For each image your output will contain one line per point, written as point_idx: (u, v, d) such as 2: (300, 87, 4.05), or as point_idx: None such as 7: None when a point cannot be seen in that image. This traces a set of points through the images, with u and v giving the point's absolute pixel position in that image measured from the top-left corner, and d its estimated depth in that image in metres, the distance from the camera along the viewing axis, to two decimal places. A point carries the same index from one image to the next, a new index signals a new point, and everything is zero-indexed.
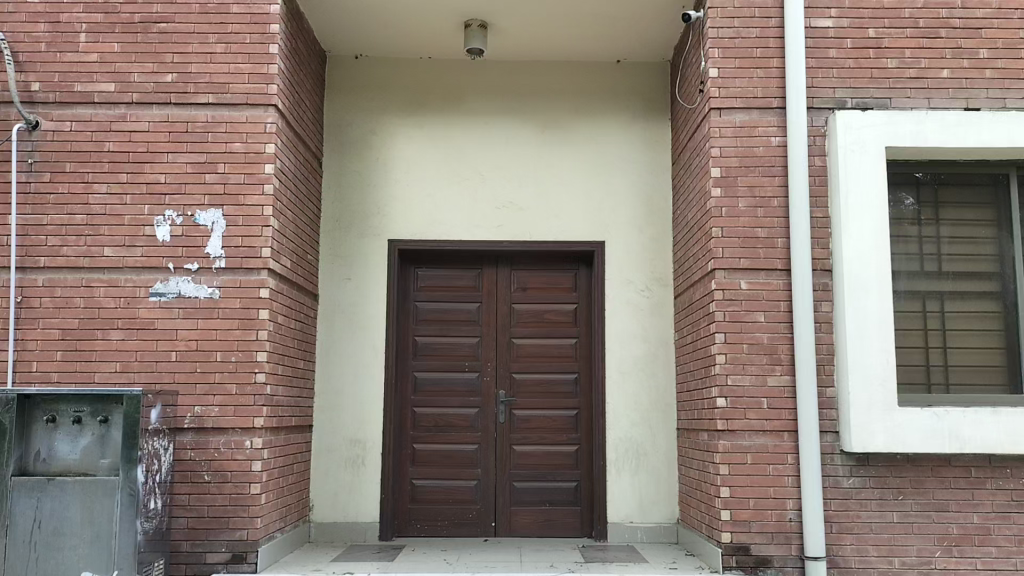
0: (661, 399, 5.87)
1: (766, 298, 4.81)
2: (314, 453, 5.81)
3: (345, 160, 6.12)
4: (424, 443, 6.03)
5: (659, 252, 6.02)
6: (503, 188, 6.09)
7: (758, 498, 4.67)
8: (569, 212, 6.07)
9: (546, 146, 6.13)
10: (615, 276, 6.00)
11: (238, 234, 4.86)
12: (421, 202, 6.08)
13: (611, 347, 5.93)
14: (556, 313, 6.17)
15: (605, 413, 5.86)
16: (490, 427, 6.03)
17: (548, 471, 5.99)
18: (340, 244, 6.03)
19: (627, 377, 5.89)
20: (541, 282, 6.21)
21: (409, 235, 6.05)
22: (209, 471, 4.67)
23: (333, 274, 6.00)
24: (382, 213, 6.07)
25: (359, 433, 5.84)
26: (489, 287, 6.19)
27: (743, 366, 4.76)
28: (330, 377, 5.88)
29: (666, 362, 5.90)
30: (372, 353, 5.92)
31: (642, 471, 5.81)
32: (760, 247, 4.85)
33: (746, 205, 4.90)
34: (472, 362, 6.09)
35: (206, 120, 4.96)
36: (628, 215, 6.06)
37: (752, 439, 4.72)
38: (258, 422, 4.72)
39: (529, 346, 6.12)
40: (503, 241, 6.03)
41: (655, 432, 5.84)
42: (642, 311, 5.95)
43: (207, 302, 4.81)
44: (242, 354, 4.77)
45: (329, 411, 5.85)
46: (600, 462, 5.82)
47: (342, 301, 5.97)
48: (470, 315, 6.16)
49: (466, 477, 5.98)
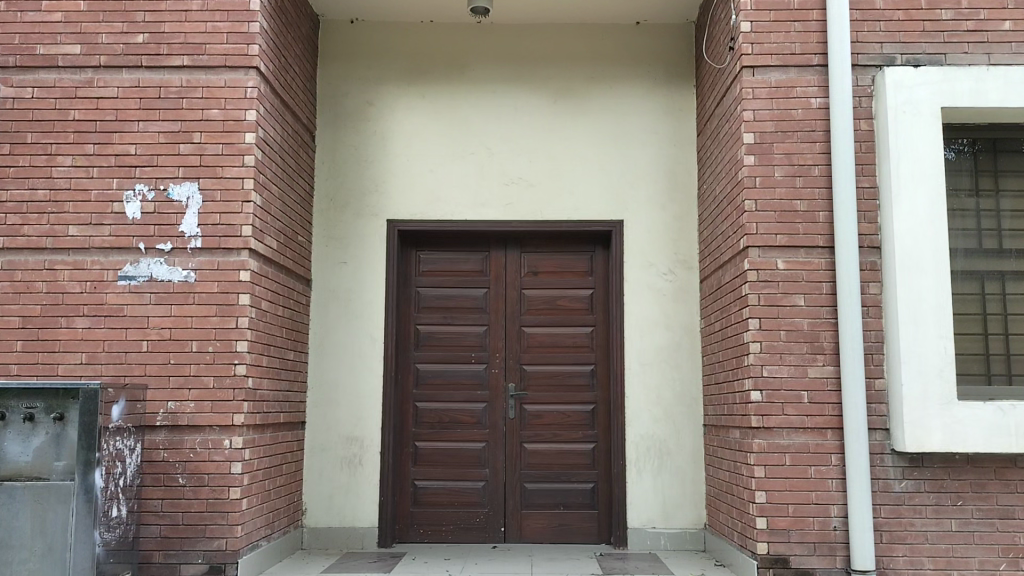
0: (686, 393, 5.34)
1: (807, 279, 4.28)
2: (307, 451, 5.34)
3: (339, 134, 5.63)
4: (426, 442, 5.53)
5: (683, 232, 5.49)
6: (512, 162, 5.57)
7: (798, 504, 4.15)
8: (584, 187, 5.55)
9: (559, 116, 5.61)
10: (634, 257, 5.47)
11: (215, 211, 4.37)
12: (423, 179, 5.58)
13: (630, 337, 5.41)
14: (569, 299, 5.65)
15: (624, 408, 5.35)
16: (499, 424, 5.53)
17: (563, 471, 5.48)
18: (335, 224, 5.54)
19: (649, 369, 5.37)
20: (553, 265, 5.69)
21: (409, 213, 5.55)
22: (184, 473, 4.21)
23: (327, 257, 5.51)
24: (380, 190, 5.57)
25: (356, 430, 5.36)
26: (497, 271, 5.68)
27: (781, 356, 4.23)
28: (324, 369, 5.40)
29: (691, 353, 5.37)
30: (370, 343, 5.43)
31: (665, 472, 5.29)
32: (799, 222, 4.31)
33: (783, 174, 4.35)
34: (479, 353, 5.60)
35: (181, 85, 4.48)
36: (650, 191, 5.53)
37: (791, 437, 4.19)
38: (238, 420, 4.24)
39: (541, 336, 5.61)
40: (512, 220, 5.52)
41: (679, 429, 5.32)
42: (665, 297, 5.43)
43: (182, 286, 4.34)
44: (220, 345, 4.29)
45: (323, 405, 5.37)
46: (619, 462, 5.31)
47: (336, 286, 5.48)
48: (476, 302, 5.65)
49: (473, 478, 5.48)
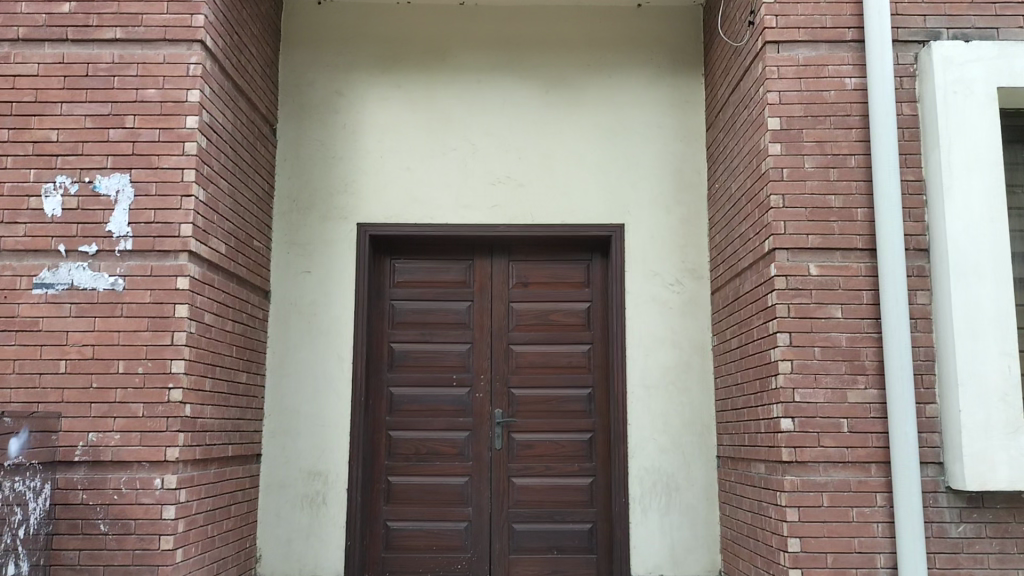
0: (697, 420, 4.69)
1: (843, 287, 3.66)
2: (263, 488, 4.65)
3: (303, 127, 4.97)
4: (401, 476, 4.85)
5: (692, 238, 4.86)
6: (499, 160, 4.94)
7: (838, 553, 3.50)
8: (581, 187, 4.92)
9: (551, 108, 4.99)
10: (637, 266, 4.84)
11: (149, 207, 3.71)
12: (398, 178, 4.93)
13: (633, 356, 4.76)
14: (564, 313, 5.02)
15: (625, 438, 4.70)
16: (483, 455, 4.86)
17: (557, 509, 4.82)
18: (297, 227, 4.88)
19: (654, 393, 4.72)
20: (545, 275, 5.06)
21: (382, 217, 4.90)
22: (105, 519, 3.52)
23: (288, 265, 4.85)
24: (350, 190, 4.92)
25: (319, 463, 4.67)
26: (482, 281, 5.04)
27: (815, 377, 3.60)
28: (283, 392, 4.72)
29: (701, 374, 4.73)
30: (337, 364, 4.76)
31: (674, 510, 4.63)
32: (833, 220, 3.70)
33: (814, 165, 3.74)
34: (461, 374, 4.94)
35: (112, 61, 3.81)
36: (653, 191, 4.91)
37: (828, 473, 3.55)
38: (171, 455, 3.56)
39: (531, 355, 4.96)
40: (499, 224, 4.88)
41: (689, 460, 4.66)
42: (672, 311, 4.79)
43: (108, 295, 3.66)
44: (152, 365, 3.61)
45: (281, 435, 4.68)
46: (621, 499, 4.64)
47: (298, 299, 4.81)
48: (458, 317, 5.00)
49: (455, 518, 4.80)
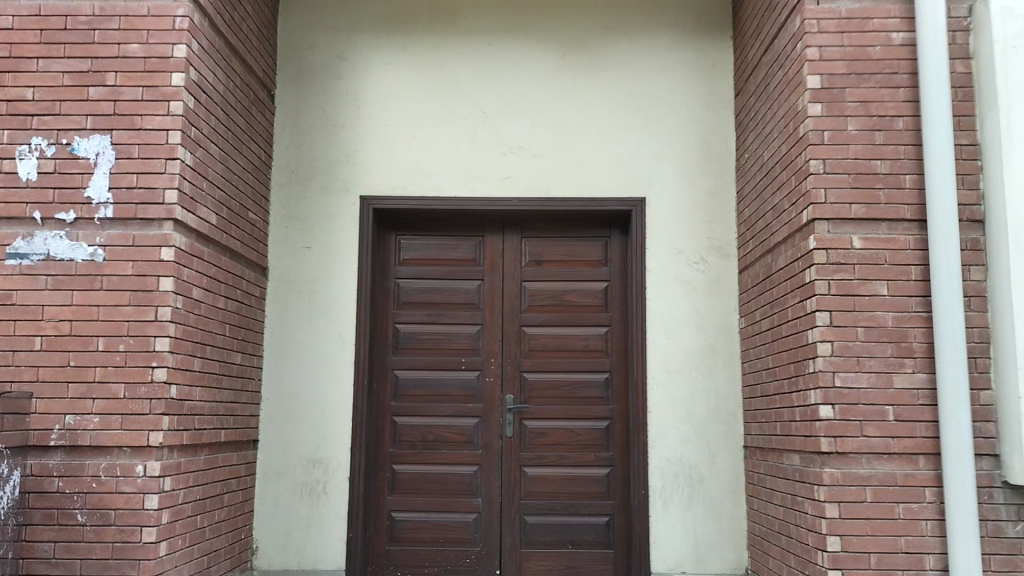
0: (723, 407, 4.37)
1: (889, 261, 3.33)
2: (260, 476, 4.37)
3: (304, 94, 4.67)
4: (406, 465, 4.56)
5: (718, 212, 4.53)
6: (511, 128, 4.62)
7: (881, 553, 3.19)
8: (599, 158, 4.59)
9: (568, 74, 4.66)
10: (659, 242, 4.51)
11: (131, 171, 3.43)
12: (403, 147, 4.62)
13: (654, 338, 4.44)
14: (580, 293, 4.70)
15: (646, 426, 4.38)
16: (494, 443, 4.56)
17: (572, 502, 4.51)
18: (296, 200, 4.58)
19: (677, 379, 4.40)
20: (560, 253, 4.75)
21: (387, 188, 4.58)
22: (83, 509, 3.25)
23: (287, 239, 4.55)
24: (352, 160, 4.61)
25: (319, 450, 4.38)
26: (493, 259, 4.73)
27: (858, 360, 3.28)
28: (281, 375, 4.43)
29: (728, 358, 4.41)
30: (338, 345, 4.45)
31: (698, 503, 4.31)
32: (878, 188, 3.37)
33: (857, 128, 3.41)
34: (471, 358, 4.64)
35: (92, 14, 3.51)
36: (677, 163, 4.57)
37: (872, 466, 3.24)
38: (154, 440, 3.27)
39: (545, 337, 4.66)
40: (511, 197, 4.57)
41: (714, 451, 4.34)
42: (697, 291, 4.46)
43: (87, 267, 3.38)
44: (134, 342, 3.33)
45: (279, 420, 4.40)
46: (641, 491, 4.34)
47: (297, 275, 4.51)
48: (468, 296, 4.70)
49: (463, 509, 4.51)
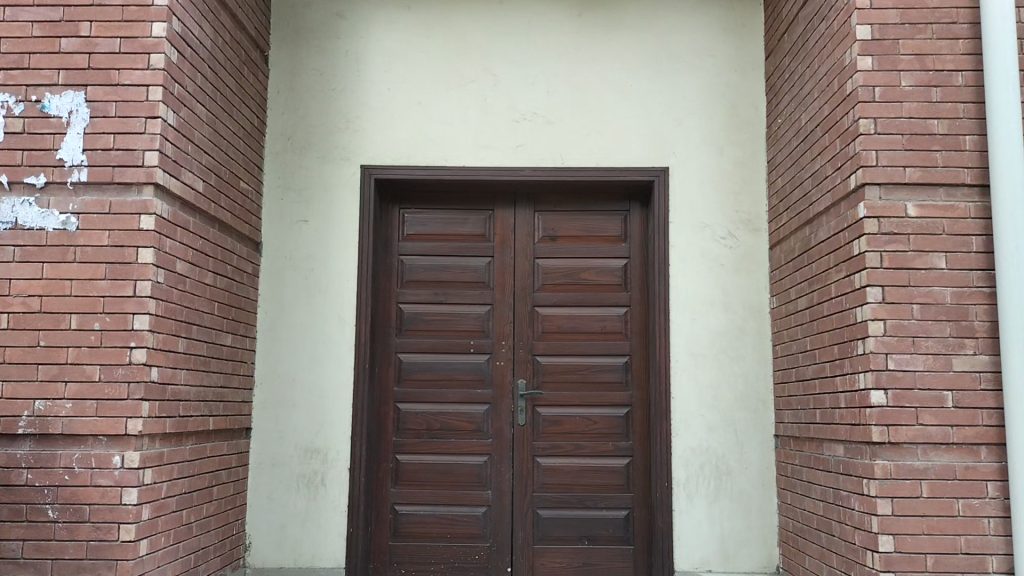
0: (752, 394, 4.05)
1: (947, 231, 3.01)
2: (253, 467, 4.06)
3: (300, 55, 4.33)
4: (410, 455, 4.25)
5: (748, 184, 4.19)
6: (524, 93, 4.28)
7: (939, 553, 2.88)
8: (618, 124, 4.26)
9: (585, 35, 4.32)
10: (683, 216, 4.18)
11: (107, 130, 3.10)
12: (408, 113, 4.28)
13: (677, 320, 4.11)
14: (596, 272, 4.37)
15: (669, 414, 4.05)
16: (504, 431, 4.25)
17: (588, 495, 4.20)
18: (292, 170, 4.24)
19: (703, 363, 4.08)
20: (575, 228, 4.42)
21: (390, 157, 4.25)
22: (54, 505, 2.93)
23: (282, 212, 4.21)
24: (352, 127, 4.27)
25: (317, 439, 4.06)
26: (503, 234, 4.40)
27: (912, 341, 2.96)
28: (276, 358, 4.11)
29: (757, 341, 4.09)
30: (337, 327, 4.13)
31: (725, 497, 4.00)
32: (935, 150, 3.04)
33: (912, 84, 3.08)
34: (480, 340, 4.32)
35: None
36: (703, 130, 4.23)
37: (928, 458, 2.92)
38: (133, 428, 2.96)
39: (560, 318, 4.34)
40: (524, 166, 4.23)
41: (742, 441, 4.03)
42: (724, 268, 4.14)
43: (59, 237, 3.05)
44: (111, 320, 3.01)
45: (274, 407, 4.08)
46: (664, 484, 4.02)
47: (293, 251, 4.18)
48: (476, 274, 4.37)
49: (472, 502, 4.20)
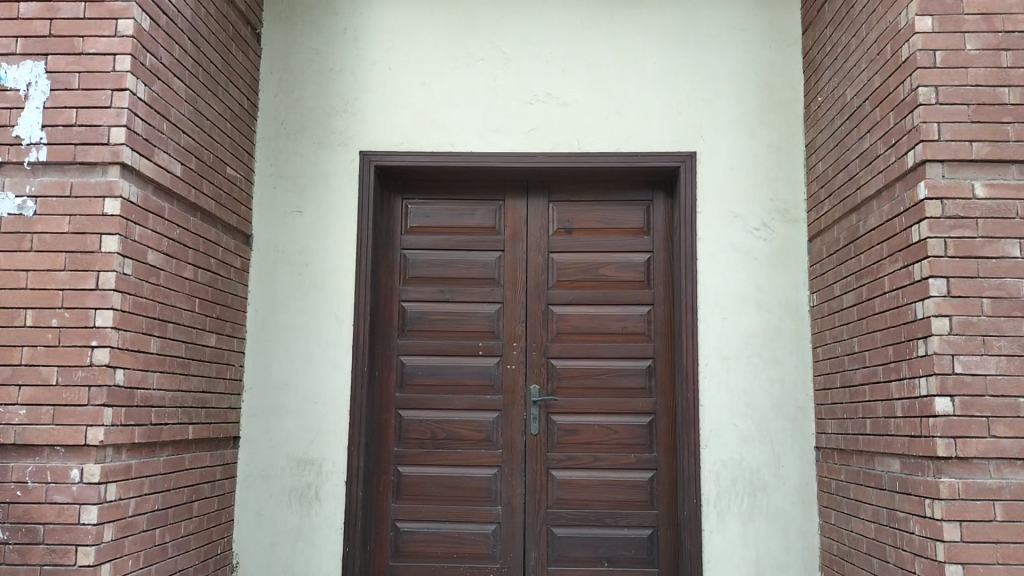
0: (790, 401, 3.67)
1: (1021, 214, 2.62)
2: (242, 479, 3.72)
3: (295, 33, 3.99)
4: (413, 466, 3.89)
5: (784, 170, 3.81)
6: (537, 73, 3.93)
7: None
8: (641, 106, 3.89)
9: (605, 9, 3.96)
10: (713, 206, 3.80)
11: (69, 104, 2.77)
12: (411, 95, 3.93)
13: (706, 320, 3.73)
14: (617, 267, 4.01)
15: (697, 423, 3.67)
16: (515, 441, 3.88)
17: (608, 511, 3.83)
18: (285, 156, 3.90)
19: (735, 368, 3.69)
20: (593, 220, 4.05)
21: (392, 142, 3.90)
22: (5, 524, 2.60)
23: (274, 202, 3.88)
24: (351, 110, 3.93)
25: (311, 450, 3.72)
26: (514, 226, 4.05)
27: (983, 340, 2.57)
28: (267, 360, 3.77)
29: (795, 343, 3.70)
30: (333, 326, 3.79)
31: (760, 515, 3.61)
32: (1005, 122, 2.66)
33: (978, 47, 2.70)
34: (489, 342, 3.96)
35: None
36: (735, 111, 3.86)
37: (1002, 475, 2.53)
38: (93, 437, 2.62)
39: (577, 318, 3.97)
40: (537, 151, 3.87)
41: (779, 453, 3.64)
42: (758, 263, 3.75)
43: (15, 223, 2.72)
44: (70, 316, 2.67)
45: (264, 414, 3.74)
46: (692, 501, 3.64)
47: (286, 244, 3.84)
48: (486, 270, 4.02)
49: (481, 520, 3.84)
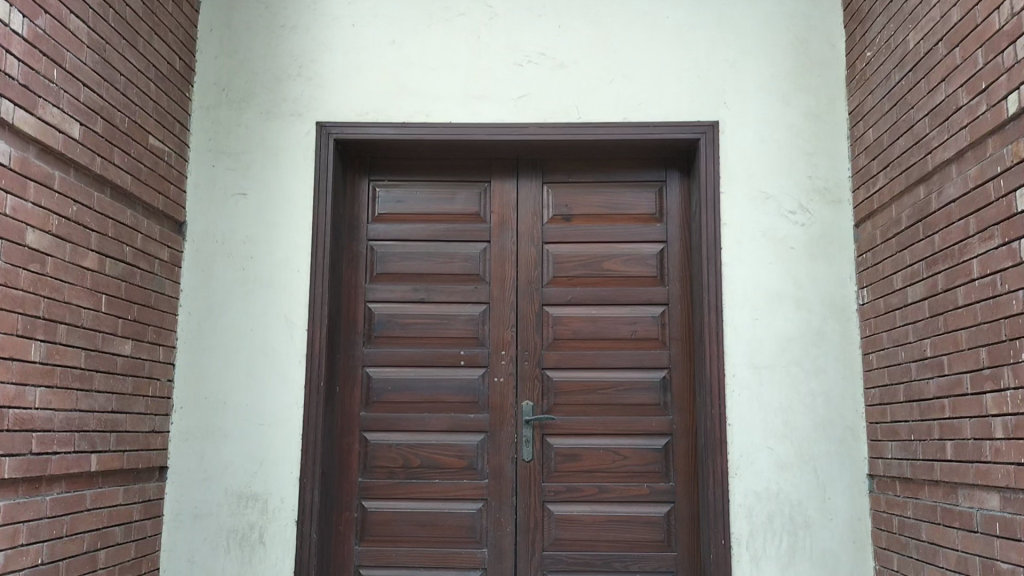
0: (836, 419, 3.02)
1: None
2: (169, 519, 3.04)
3: None
4: (381, 501, 3.23)
5: (824, 142, 3.19)
6: (529, 30, 3.30)
7: None
8: (652, 68, 3.27)
9: None
10: (739, 186, 3.18)
11: None
12: (378, 57, 3.30)
13: (733, 322, 3.09)
14: (624, 261, 3.37)
15: (725, 447, 3.02)
16: (504, 469, 3.23)
17: (616, 554, 3.17)
18: (227, 129, 3.26)
19: (768, 379, 3.05)
20: (596, 205, 3.42)
21: (355, 112, 3.26)
22: None
23: (213, 183, 3.23)
24: (306, 73, 3.29)
25: (254, 482, 3.05)
26: (502, 212, 3.41)
27: None
28: (202, 374, 3.11)
29: (841, 348, 3.06)
30: (283, 331, 3.13)
31: (802, 559, 2.96)
32: None
33: None
34: (473, 351, 3.31)
35: None
36: (764, 74, 3.24)
37: None
38: None
39: (577, 321, 3.33)
40: (528, 122, 3.24)
41: (824, 482, 2.99)
42: (794, 253, 3.12)
43: None
44: None
45: (198, 439, 3.08)
46: (720, 541, 2.99)
47: (226, 234, 3.19)
48: (468, 265, 3.38)
49: (463, 565, 3.17)
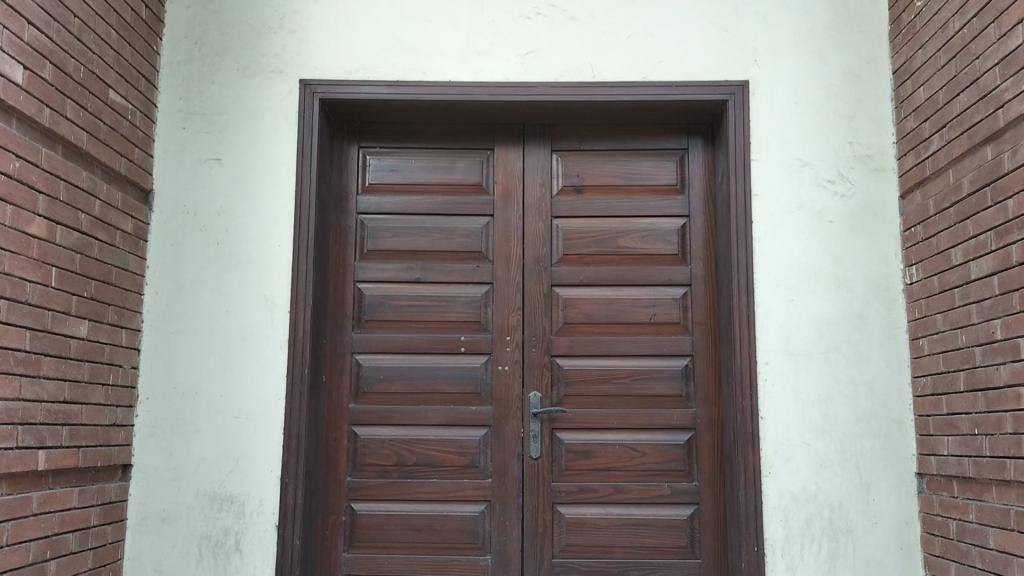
0: (880, 412, 2.71)
1: None
2: (133, 524, 2.69)
3: None
4: (373, 503, 2.90)
5: (865, 104, 2.87)
6: None
7: None
8: (674, 22, 2.94)
9: None
10: (772, 152, 2.86)
11: None
12: (370, 8, 2.96)
13: (766, 303, 2.78)
14: (642, 237, 3.04)
15: (757, 443, 2.71)
16: (509, 467, 2.91)
17: (635, 562, 2.85)
18: (200, 88, 2.92)
19: (805, 367, 2.74)
20: (611, 175, 3.09)
21: (343, 69, 2.93)
22: None
23: (184, 148, 2.88)
24: (289, 26, 2.95)
25: (229, 482, 2.71)
26: (507, 183, 3.08)
27: None
28: (171, 360, 2.77)
29: (886, 333, 2.75)
30: (262, 313, 2.79)
31: (844, 568, 2.65)
32: None
33: None
34: (475, 336, 2.98)
35: None
36: (799, 29, 2.92)
37: None
38: None
39: (589, 303, 3.00)
40: (537, 81, 2.91)
41: (868, 482, 2.68)
42: (833, 227, 2.81)
43: None
44: None
45: (166, 433, 2.73)
46: (752, 548, 2.67)
47: (199, 204, 2.85)
48: (470, 241, 3.05)
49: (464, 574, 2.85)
